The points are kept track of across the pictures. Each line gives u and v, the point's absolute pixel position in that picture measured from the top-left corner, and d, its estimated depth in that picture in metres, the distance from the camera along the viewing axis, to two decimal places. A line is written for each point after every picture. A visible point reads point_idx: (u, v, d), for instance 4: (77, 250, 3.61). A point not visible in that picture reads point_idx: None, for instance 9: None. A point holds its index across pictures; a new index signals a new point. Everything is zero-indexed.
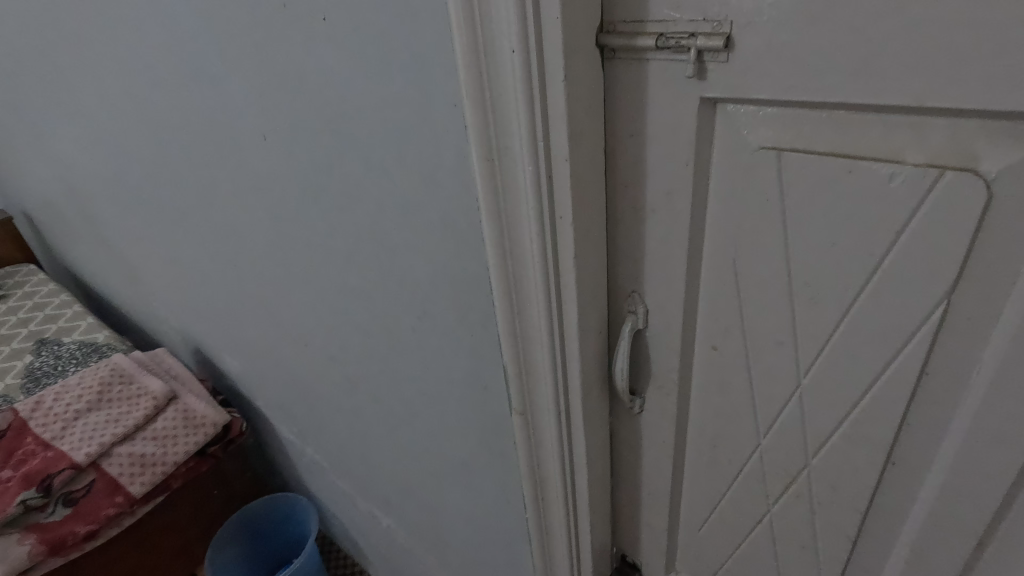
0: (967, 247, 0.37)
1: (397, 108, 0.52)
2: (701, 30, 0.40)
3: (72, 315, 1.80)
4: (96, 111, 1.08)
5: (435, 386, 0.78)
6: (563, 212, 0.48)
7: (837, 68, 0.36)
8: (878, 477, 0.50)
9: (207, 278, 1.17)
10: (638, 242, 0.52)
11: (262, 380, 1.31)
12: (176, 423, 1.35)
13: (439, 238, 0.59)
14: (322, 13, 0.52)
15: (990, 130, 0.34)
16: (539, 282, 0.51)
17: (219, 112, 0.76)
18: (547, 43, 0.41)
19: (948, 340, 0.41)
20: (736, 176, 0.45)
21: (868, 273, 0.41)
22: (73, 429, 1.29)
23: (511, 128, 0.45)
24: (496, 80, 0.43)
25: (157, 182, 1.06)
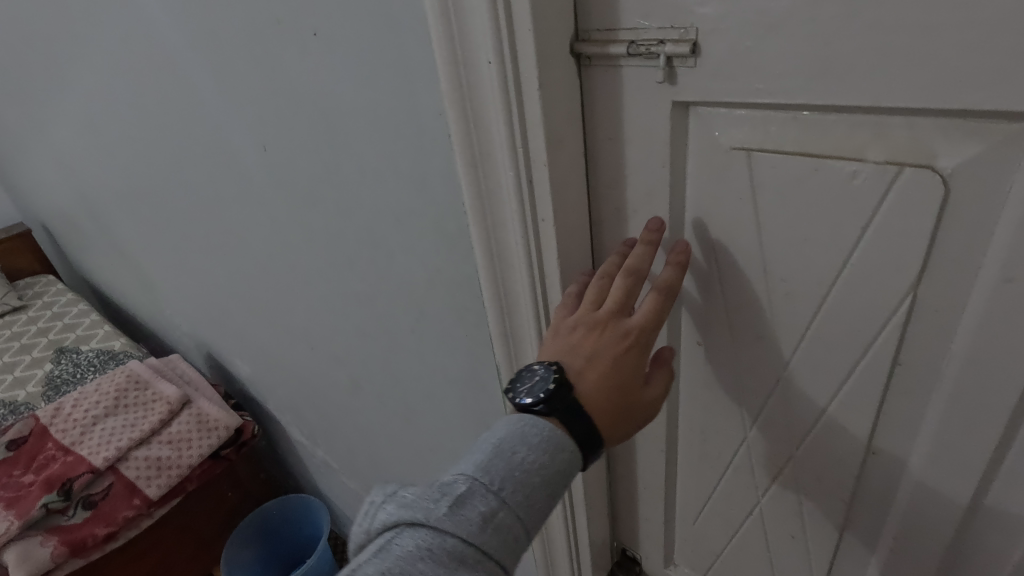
0: (928, 241, 0.38)
1: (387, 117, 0.55)
2: (670, 37, 0.41)
3: (89, 324, 1.84)
4: (105, 126, 1.11)
5: (436, 386, 0.80)
6: (544, 215, 0.49)
7: (799, 70, 0.37)
8: (860, 465, 0.51)
9: (216, 285, 1.20)
10: (621, 241, 0.54)
11: (272, 384, 1.35)
12: (190, 427, 1.39)
13: (431, 241, 0.61)
14: (314, 29, 0.54)
15: (944, 128, 0.35)
16: (526, 282, 0.54)
17: (221, 125, 0.79)
18: (521, 53, 0.42)
19: (918, 331, 0.42)
20: (710, 176, 0.46)
21: (838, 269, 0.43)
22: (91, 435, 1.33)
23: (491, 135, 0.47)
24: (475, 90, 0.45)
25: (166, 193, 1.09)
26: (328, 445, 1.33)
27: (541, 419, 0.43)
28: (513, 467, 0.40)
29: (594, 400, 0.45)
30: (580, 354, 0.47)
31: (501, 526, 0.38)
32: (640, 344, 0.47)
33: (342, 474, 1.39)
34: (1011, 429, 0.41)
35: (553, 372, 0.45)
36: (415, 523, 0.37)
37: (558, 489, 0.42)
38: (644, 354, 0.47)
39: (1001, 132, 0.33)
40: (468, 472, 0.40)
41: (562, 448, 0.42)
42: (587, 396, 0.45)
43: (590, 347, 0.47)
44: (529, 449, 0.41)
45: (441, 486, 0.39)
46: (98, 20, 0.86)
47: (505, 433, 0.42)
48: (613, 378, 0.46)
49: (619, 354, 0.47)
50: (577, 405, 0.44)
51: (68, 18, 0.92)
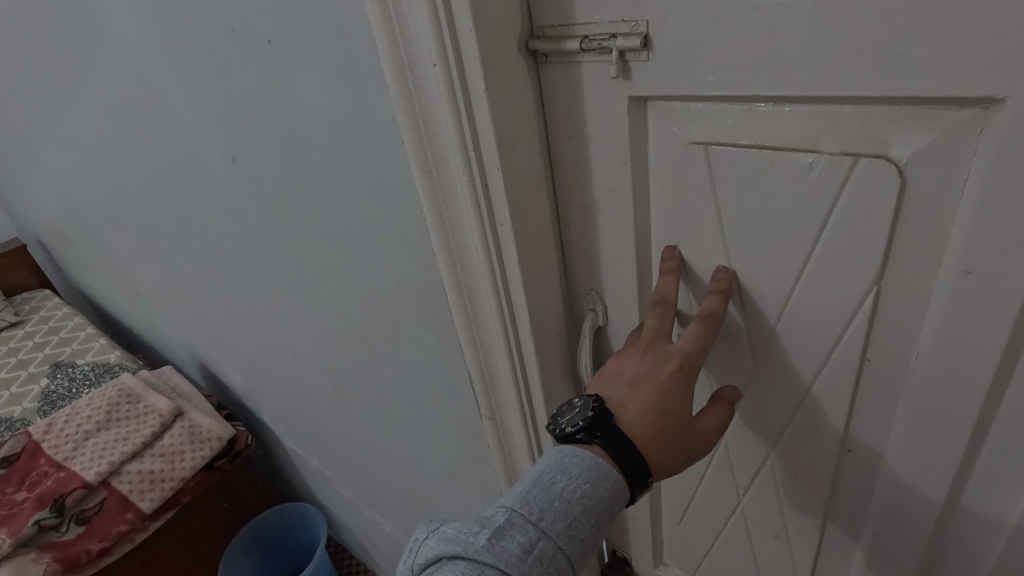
0: (889, 232, 0.37)
1: (345, 125, 0.54)
2: (621, 31, 0.40)
3: (85, 338, 1.84)
4: (83, 141, 1.10)
5: (416, 392, 0.79)
6: (502, 219, 0.48)
7: (747, 63, 0.37)
8: (835, 462, 0.50)
9: (201, 296, 1.19)
10: (588, 241, 0.53)
11: (263, 394, 1.34)
12: (182, 439, 1.38)
13: (396, 247, 0.60)
14: (267, 36, 0.53)
15: (897, 115, 0.34)
16: (489, 289, 0.53)
17: (192, 137, 0.78)
18: (465, 55, 0.41)
19: (885, 326, 0.41)
20: (670, 173, 0.45)
21: (802, 262, 0.42)
22: (83, 450, 1.31)
23: (443, 139, 0.46)
24: (423, 95, 0.44)
25: (145, 205, 1.07)
26: (320, 453, 1.32)
27: (581, 449, 0.43)
28: (552, 498, 0.40)
29: (636, 426, 0.44)
30: (622, 381, 0.46)
31: (543, 557, 0.38)
32: (685, 370, 0.45)
33: (336, 483, 1.38)
34: (982, 425, 0.40)
35: (592, 403, 0.45)
36: (455, 556, 0.39)
37: (604, 520, 0.41)
38: (691, 380, 0.45)
39: (954, 118, 0.32)
40: (507, 505, 0.41)
41: (605, 477, 0.42)
42: (628, 421, 0.44)
43: (632, 373, 0.46)
44: (570, 479, 0.41)
45: (482, 521, 0.41)
46: (64, 32, 0.84)
47: (546, 465, 0.43)
48: (656, 403, 0.44)
49: (662, 380, 0.45)
50: (618, 432, 0.43)
51: (36, 30, 0.90)
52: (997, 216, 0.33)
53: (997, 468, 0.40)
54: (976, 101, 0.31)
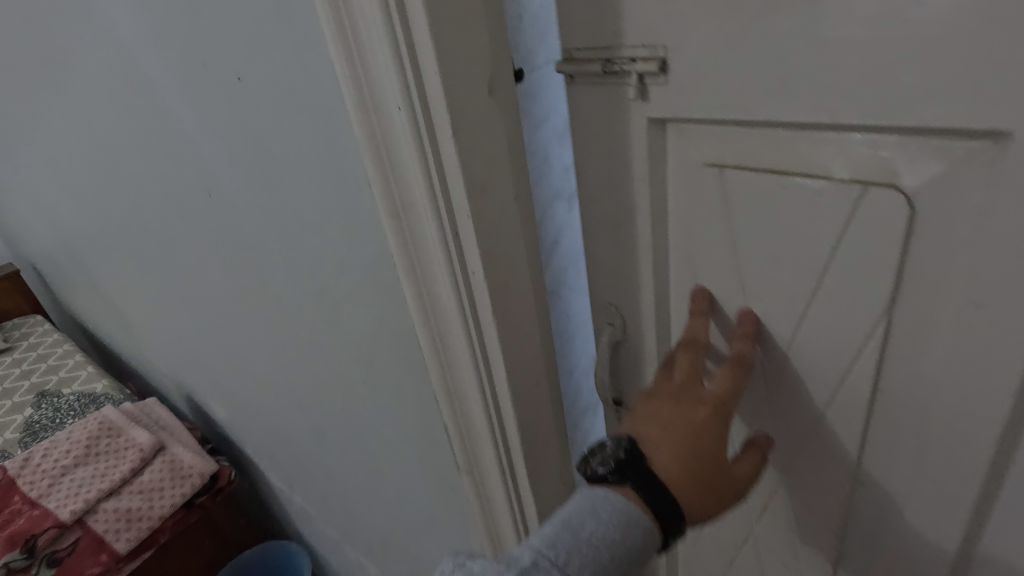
0: (898, 262, 0.37)
1: (317, 166, 0.53)
2: (640, 55, 0.41)
3: (73, 365, 1.78)
4: (70, 169, 1.08)
5: (395, 437, 0.76)
6: (474, 267, 0.48)
7: (749, 92, 0.37)
8: (846, 495, 0.49)
9: (185, 328, 1.16)
10: (610, 255, 0.54)
11: (247, 429, 1.30)
12: (162, 475, 1.33)
13: (369, 289, 0.59)
14: (237, 73, 0.52)
15: (906, 145, 0.34)
16: (462, 337, 0.52)
17: (170, 172, 0.76)
18: (430, 99, 0.41)
19: (893, 357, 0.40)
20: (682, 195, 0.47)
21: (813, 287, 0.42)
22: (59, 487, 1.26)
23: (411, 185, 0.45)
24: (389, 140, 0.43)
25: (130, 234, 1.05)
26: (303, 492, 1.27)
27: (613, 491, 0.42)
28: (579, 543, 0.39)
29: (671, 469, 0.42)
30: (654, 421, 0.44)
31: None
32: (721, 413, 0.43)
33: (320, 522, 1.33)
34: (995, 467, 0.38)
35: (623, 445, 0.43)
36: None
37: (633, 566, 0.40)
38: (725, 425, 0.44)
39: (963, 150, 0.32)
40: (534, 547, 0.39)
41: (637, 523, 0.40)
42: (662, 464, 0.42)
43: (663, 413, 0.44)
44: (600, 522, 0.40)
45: (507, 562, 0.39)
46: (49, 62, 0.83)
47: (575, 506, 0.42)
48: (692, 446, 0.42)
49: (697, 423, 0.43)
50: (651, 476, 0.42)
51: (22, 59, 0.89)
52: (1007, 249, 0.32)
53: (1014, 517, 0.38)
54: (984, 133, 0.31)
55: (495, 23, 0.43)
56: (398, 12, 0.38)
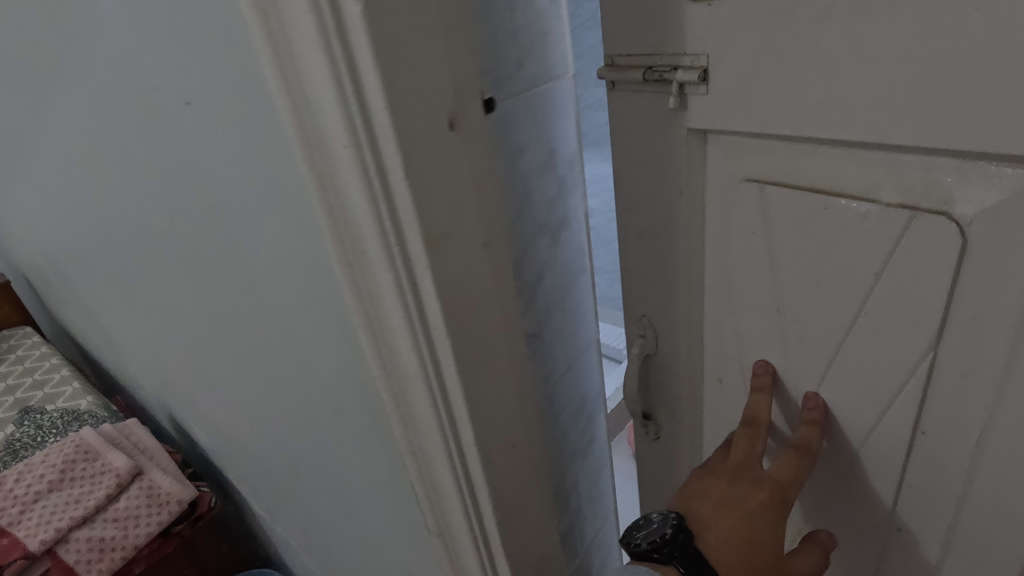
0: (949, 286, 0.37)
1: (269, 204, 0.47)
2: (682, 64, 0.44)
3: (59, 381, 1.64)
4: (42, 180, 1.01)
5: (367, 485, 0.70)
6: (436, 323, 0.43)
7: (797, 106, 0.39)
8: (889, 511, 0.49)
9: (164, 350, 1.10)
10: (646, 267, 0.58)
11: (229, 457, 1.23)
12: (139, 502, 1.24)
13: (332, 337, 0.53)
14: (185, 97, 0.46)
15: (962, 172, 0.35)
16: (425, 397, 0.47)
17: (132, 194, 0.70)
18: (380, 139, 0.36)
19: (941, 380, 0.41)
20: (723, 208, 0.49)
21: (857, 306, 0.42)
22: (29, 515, 1.17)
23: (362, 231, 0.40)
24: (337, 181, 0.38)
25: (105, 252, 0.99)
26: (283, 522, 1.20)
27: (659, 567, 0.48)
28: None
29: (721, 549, 0.48)
30: (708, 499, 0.51)
31: None
32: (777, 497, 0.48)
33: (302, 556, 1.27)
34: None
35: (672, 521, 0.50)
36: None
37: None
38: (783, 509, 0.49)
39: (1018, 179, 0.32)
40: None
41: None
42: (713, 543, 0.49)
43: (719, 494, 0.51)
44: None
45: None
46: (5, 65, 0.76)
47: None
48: (745, 528, 0.48)
49: (752, 505, 0.49)
50: (699, 555, 0.48)
51: None
52: None
53: None
54: None
55: (451, 50, 0.38)
56: (339, 41, 0.33)
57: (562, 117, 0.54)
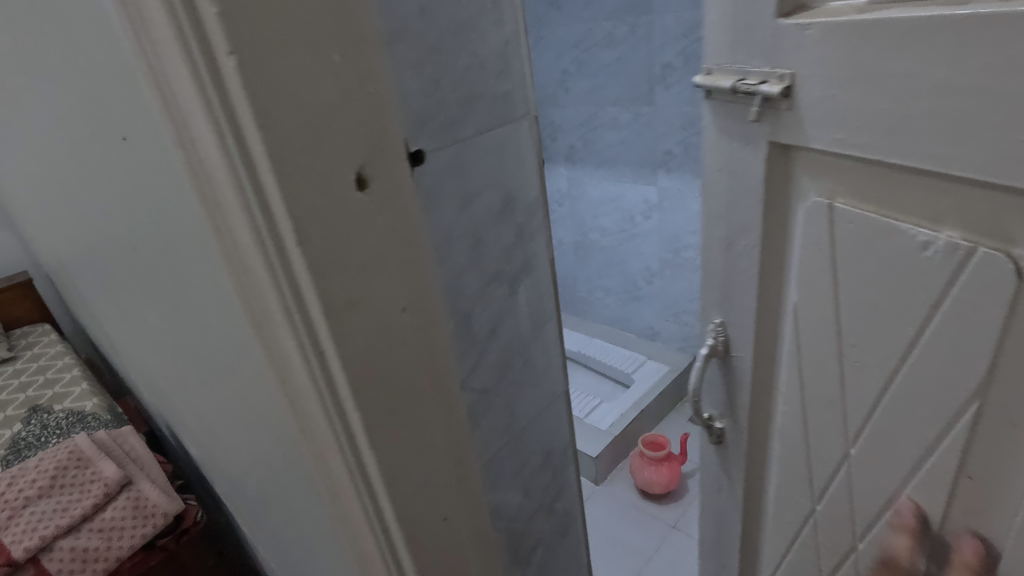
0: (1007, 310, 0.42)
1: (194, 259, 0.37)
2: (769, 79, 0.52)
3: (70, 380, 1.57)
4: (32, 182, 0.96)
5: (313, 544, 0.61)
6: (355, 416, 0.32)
7: (871, 128, 0.45)
8: (941, 523, 0.52)
9: (152, 363, 1.05)
10: (729, 265, 0.65)
11: (218, 476, 1.17)
12: (125, 513, 1.13)
13: (269, 416, 0.43)
14: (121, 132, 0.36)
15: (1016, 210, 0.39)
16: (354, 501, 0.36)
17: (94, 215, 0.62)
18: (264, 181, 0.26)
19: (1000, 400, 0.44)
20: (801, 218, 0.56)
21: (920, 321, 0.47)
22: (16, 522, 1.07)
23: (261, 297, 0.30)
24: (225, 232, 0.29)
25: (91, 260, 0.93)
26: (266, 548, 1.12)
27: None
28: None
29: None
30: None
31: None
32: None
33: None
34: None
35: None
36: None
37: None
38: None
39: None
40: None
41: None
42: None
43: None
44: None
45: None
46: None
47: None
48: None
49: None
50: None
51: None
52: None
53: None
54: None
55: (362, 66, 0.28)
56: (198, 48, 0.24)
57: (519, 158, 0.48)
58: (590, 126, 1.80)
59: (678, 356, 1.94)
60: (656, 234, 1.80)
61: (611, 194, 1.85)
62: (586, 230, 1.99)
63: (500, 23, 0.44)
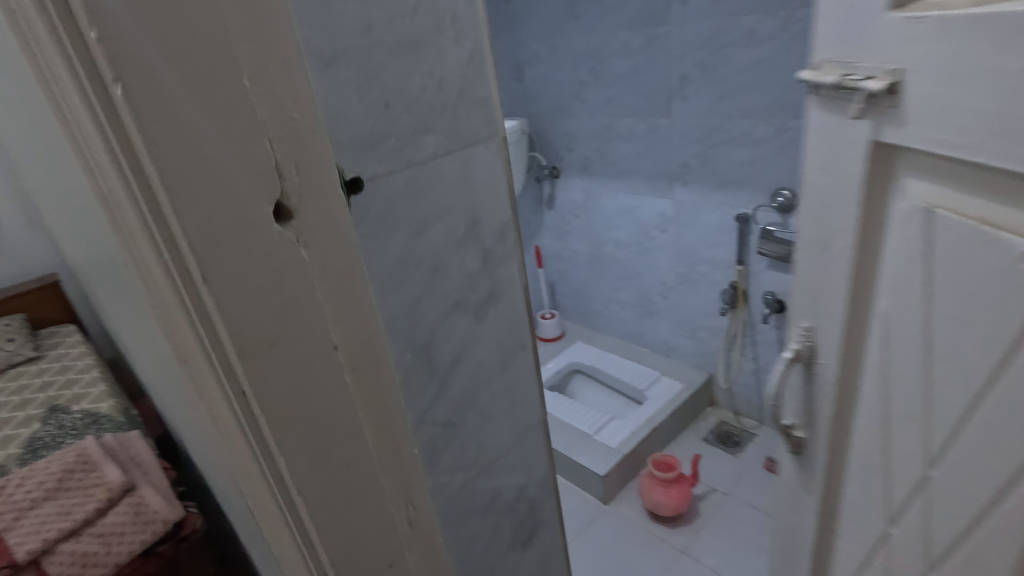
0: None
1: (134, 288, 0.35)
2: (878, 74, 0.54)
3: (87, 382, 1.56)
4: (36, 187, 0.95)
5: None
6: (280, 454, 0.31)
7: (980, 132, 0.47)
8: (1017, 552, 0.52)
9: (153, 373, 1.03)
10: (820, 268, 0.67)
11: (215, 487, 1.14)
12: (126, 519, 1.08)
13: (216, 444, 0.41)
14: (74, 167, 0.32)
15: None
16: (289, 540, 0.35)
17: (85, 233, 0.59)
18: (168, 216, 0.25)
19: None
20: (899, 222, 0.58)
21: (1012, 336, 0.48)
22: (21, 523, 1.02)
23: (180, 331, 0.29)
24: (140, 265, 0.28)
25: (87, 268, 0.91)
26: None
27: None
28: None
29: None
30: None
31: None
32: None
33: None
34: None
35: None
36: None
37: None
38: None
39: None
40: None
41: None
42: None
43: None
44: None
45: None
46: None
47: None
48: None
49: None
50: None
51: None
52: None
53: None
54: None
55: (278, 90, 0.27)
56: (87, 74, 0.23)
57: (483, 181, 0.47)
58: (605, 138, 1.76)
59: (693, 372, 1.89)
60: (671, 248, 1.76)
61: (626, 206, 1.82)
62: (601, 242, 1.96)
63: (460, 41, 0.42)
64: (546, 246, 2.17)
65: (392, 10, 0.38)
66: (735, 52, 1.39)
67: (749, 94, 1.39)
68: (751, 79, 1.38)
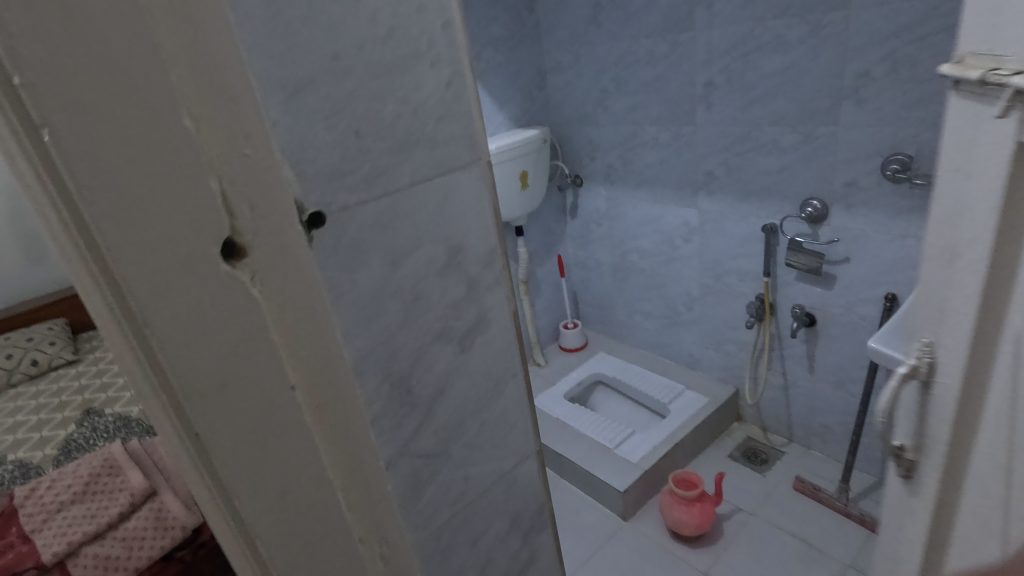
0: None
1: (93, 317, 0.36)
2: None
3: (121, 385, 1.59)
4: None
5: None
6: (230, 484, 0.33)
7: None
8: None
9: None
10: (948, 281, 0.60)
11: None
12: (148, 524, 1.08)
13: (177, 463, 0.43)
14: None
15: None
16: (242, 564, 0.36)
17: None
18: (109, 258, 0.26)
19: None
20: None
21: None
22: (50, 525, 1.04)
23: (128, 366, 0.30)
24: (88, 302, 0.29)
25: None
26: None
27: None
28: None
29: None
30: None
31: None
32: None
33: None
34: None
35: None
36: None
37: None
38: None
39: None
40: None
41: None
42: None
43: None
44: None
45: None
46: None
47: None
48: None
49: None
50: None
51: None
52: None
53: None
54: None
55: (223, 131, 0.28)
56: (20, 118, 0.24)
57: (469, 202, 0.41)
58: (629, 146, 1.73)
59: (720, 387, 1.83)
60: (695, 258, 1.71)
61: (650, 215, 1.78)
62: (625, 252, 1.92)
63: (437, 65, 0.37)
64: (569, 255, 2.15)
65: (359, 31, 0.32)
66: (761, 58, 1.35)
67: (776, 100, 1.35)
68: (778, 86, 1.34)
